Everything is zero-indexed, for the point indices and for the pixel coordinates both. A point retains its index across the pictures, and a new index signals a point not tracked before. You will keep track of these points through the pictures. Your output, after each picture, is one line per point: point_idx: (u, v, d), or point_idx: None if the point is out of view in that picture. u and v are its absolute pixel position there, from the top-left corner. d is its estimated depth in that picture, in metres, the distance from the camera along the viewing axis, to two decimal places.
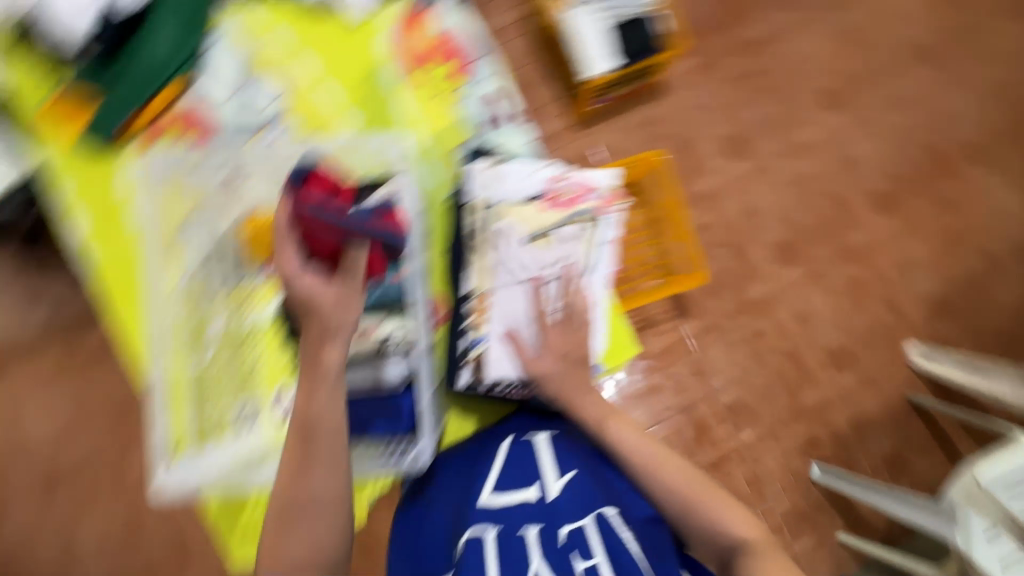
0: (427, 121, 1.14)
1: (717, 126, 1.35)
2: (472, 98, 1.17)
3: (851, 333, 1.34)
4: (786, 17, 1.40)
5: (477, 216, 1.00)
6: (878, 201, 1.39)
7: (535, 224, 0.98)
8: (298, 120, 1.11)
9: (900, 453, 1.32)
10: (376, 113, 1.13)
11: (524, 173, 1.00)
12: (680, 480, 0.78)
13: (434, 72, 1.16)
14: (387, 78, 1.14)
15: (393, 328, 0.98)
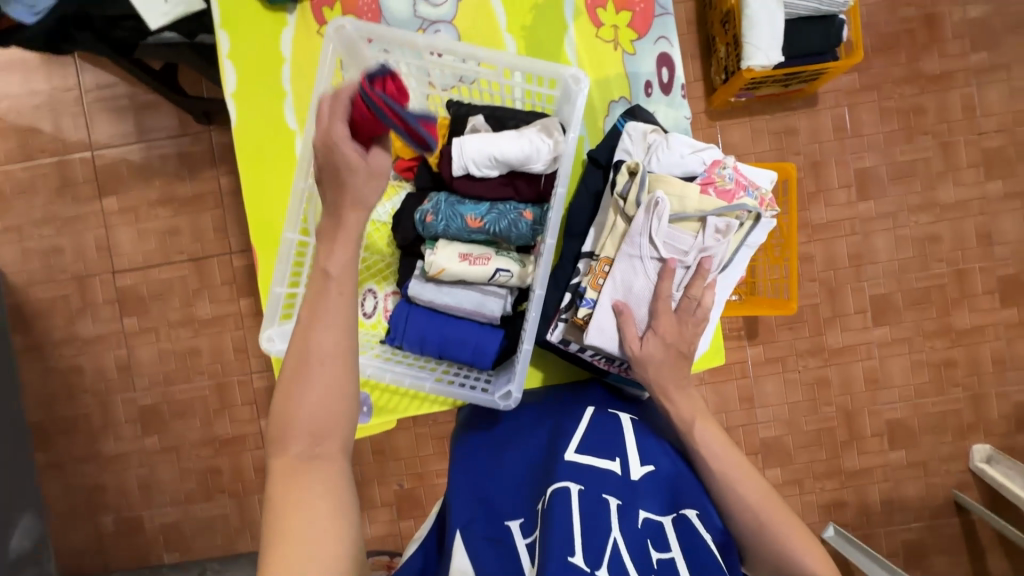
0: (592, 68, 0.98)
1: (855, 156, 1.24)
2: (646, 53, 0.99)
3: (918, 412, 1.26)
4: (976, 58, 1.23)
5: (624, 179, 0.84)
6: (1006, 288, 1.25)
7: (688, 202, 0.80)
8: (463, 30, 0.98)
9: (922, 544, 1.26)
10: (540, 44, 0.98)
11: (684, 149, 0.86)
12: (761, 499, 0.69)
13: (613, 14, 0.99)
14: (565, 9, 0.98)
15: (506, 266, 0.86)
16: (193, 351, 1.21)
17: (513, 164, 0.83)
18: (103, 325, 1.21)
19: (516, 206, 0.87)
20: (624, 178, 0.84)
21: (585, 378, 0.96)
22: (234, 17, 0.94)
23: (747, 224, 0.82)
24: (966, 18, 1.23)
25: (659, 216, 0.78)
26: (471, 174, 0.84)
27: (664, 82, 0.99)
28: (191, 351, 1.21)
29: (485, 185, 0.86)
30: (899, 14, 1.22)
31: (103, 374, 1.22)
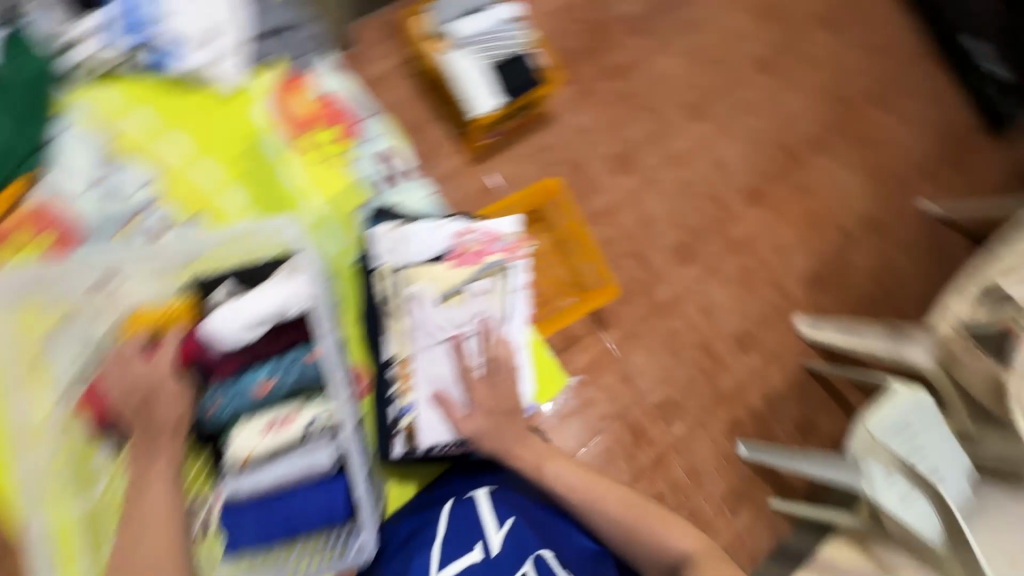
0: (320, 188, 1.10)
1: (602, 146, 1.43)
2: (364, 158, 1.16)
3: (750, 318, 1.46)
4: (646, 36, 1.49)
5: (385, 282, 0.99)
6: (754, 194, 1.52)
7: (445, 282, 0.96)
8: (181, 205, 1.05)
9: (809, 417, 1.45)
10: (263, 188, 1.08)
11: (427, 234, 0.98)
12: (618, 509, 0.88)
13: (319, 137, 1.11)
14: (267, 148, 1.08)
15: (316, 413, 0.90)
16: None
17: (274, 320, 0.89)
18: None
19: (305, 350, 0.91)
20: (388, 283, 0.99)
21: (443, 470, 1.05)
22: None
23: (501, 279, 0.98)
24: (622, 12, 1.48)
25: (423, 305, 0.96)
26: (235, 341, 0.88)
27: (388, 176, 1.17)
28: None
29: (259, 347, 0.89)
30: (575, 27, 1.44)
31: None
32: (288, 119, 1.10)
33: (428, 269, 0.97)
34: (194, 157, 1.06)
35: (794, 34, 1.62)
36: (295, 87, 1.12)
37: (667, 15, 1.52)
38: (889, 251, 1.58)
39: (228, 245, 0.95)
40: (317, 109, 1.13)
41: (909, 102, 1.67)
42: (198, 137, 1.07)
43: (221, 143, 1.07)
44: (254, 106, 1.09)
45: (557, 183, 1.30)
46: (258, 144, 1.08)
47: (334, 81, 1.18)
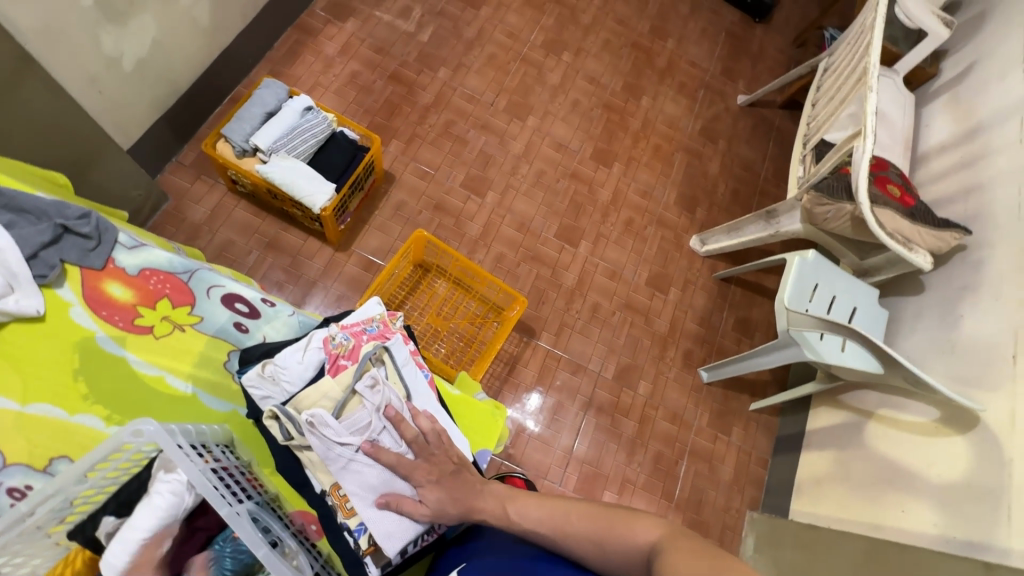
0: (181, 364, 0.79)
1: (451, 179, 1.47)
2: (211, 316, 0.83)
3: (652, 260, 1.54)
4: (443, 69, 1.56)
5: (272, 427, 0.73)
6: (603, 155, 1.62)
7: (333, 392, 0.76)
8: (30, 457, 0.69)
9: (742, 317, 1.55)
10: (84, 417, 0.72)
11: (292, 356, 0.77)
12: (582, 525, 0.64)
13: (150, 318, 0.80)
14: (105, 351, 0.76)
15: None
16: None
17: (178, 518, 0.61)
18: None
19: (224, 535, 0.66)
20: (273, 427, 0.73)
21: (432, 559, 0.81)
22: None
23: (386, 359, 0.81)
24: (412, 59, 1.55)
25: (324, 426, 0.72)
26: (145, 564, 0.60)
27: (248, 313, 0.86)
28: None
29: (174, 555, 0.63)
30: (377, 91, 1.49)
31: None
32: (97, 311, 0.78)
33: (310, 390, 0.75)
34: (20, 400, 0.70)
35: (566, 11, 1.76)
36: (97, 279, 0.79)
37: (452, 43, 1.60)
38: (732, 149, 1.74)
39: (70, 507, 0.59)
40: (135, 288, 0.80)
41: (684, 23, 1.86)
42: (11, 386, 0.70)
43: None
44: (54, 318, 0.75)
45: (424, 232, 1.24)
46: (91, 350, 0.75)
47: (144, 245, 0.84)
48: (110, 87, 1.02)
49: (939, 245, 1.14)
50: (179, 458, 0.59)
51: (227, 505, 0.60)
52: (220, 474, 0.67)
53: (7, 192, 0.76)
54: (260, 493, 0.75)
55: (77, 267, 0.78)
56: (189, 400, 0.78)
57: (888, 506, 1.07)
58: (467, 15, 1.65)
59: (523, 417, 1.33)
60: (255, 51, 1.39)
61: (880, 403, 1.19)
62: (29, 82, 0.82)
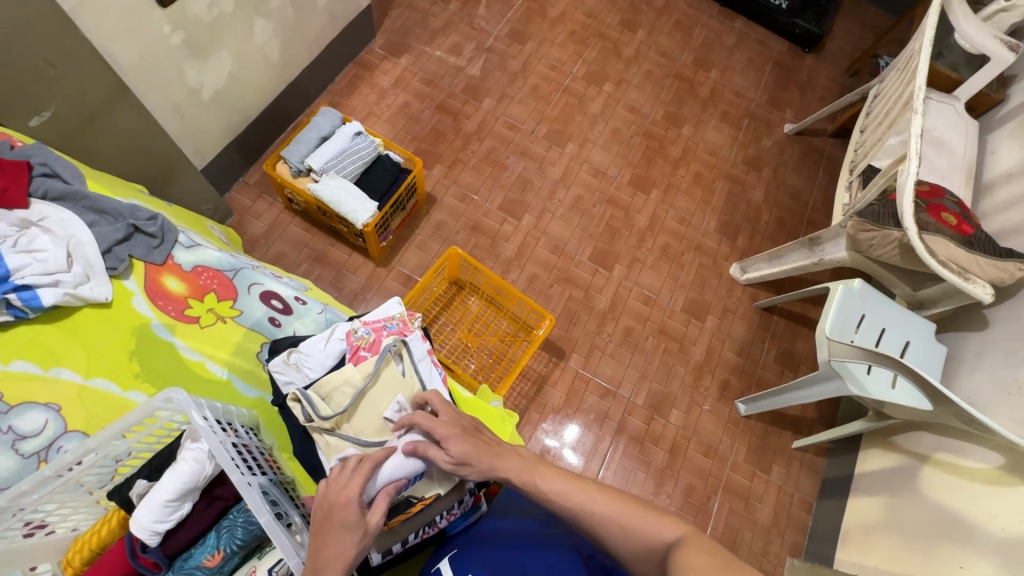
0: (220, 353, 0.88)
1: (491, 201, 1.53)
2: (250, 309, 0.93)
3: (689, 287, 1.52)
4: (487, 101, 1.65)
5: (296, 410, 0.79)
6: (641, 182, 1.63)
7: (354, 379, 0.83)
8: (86, 425, 0.76)
9: (784, 349, 1.48)
10: (137, 392, 0.81)
11: (315, 344, 0.85)
12: (611, 506, 0.63)
13: (199, 309, 0.90)
14: (157, 336, 0.86)
15: (275, 559, 0.69)
16: None
17: (200, 483, 0.67)
18: None
19: (239, 507, 0.71)
20: (296, 409, 0.79)
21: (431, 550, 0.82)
22: None
23: (404, 354, 0.87)
24: (459, 91, 1.65)
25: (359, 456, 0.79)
26: (166, 528, 0.66)
27: (282, 309, 0.96)
28: None
29: (193, 521, 0.69)
30: (425, 120, 1.60)
31: None
32: (158, 302, 0.88)
33: (335, 376, 0.82)
34: (86, 375, 0.79)
35: (609, 46, 1.82)
36: (157, 273, 0.90)
37: (497, 75, 1.69)
38: (778, 177, 1.70)
39: (105, 463, 0.66)
40: (188, 282, 0.91)
41: (729, 54, 1.87)
42: (77, 362, 0.79)
43: (57, 354, 0.78)
44: (121, 305, 0.85)
45: (459, 250, 1.29)
46: (147, 335, 0.85)
47: (196, 246, 0.95)
48: (191, 113, 1.16)
49: (1001, 276, 1.06)
50: (202, 428, 0.64)
51: (240, 473, 0.64)
52: (241, 450, 0.72)
53: (91, 195, 0.87)
54: (277, 473, 0.78)
55: (142, 262, 0.89)
56: (224, 384, 0.87)
57: (944, 560, 0.96)
58: (514, 50, 1.74)
59: (561, 447, 1.32)
60: (318, 84, 1.54)
61: (936, 446, 1.09)
62: (122, 107, 0.96)
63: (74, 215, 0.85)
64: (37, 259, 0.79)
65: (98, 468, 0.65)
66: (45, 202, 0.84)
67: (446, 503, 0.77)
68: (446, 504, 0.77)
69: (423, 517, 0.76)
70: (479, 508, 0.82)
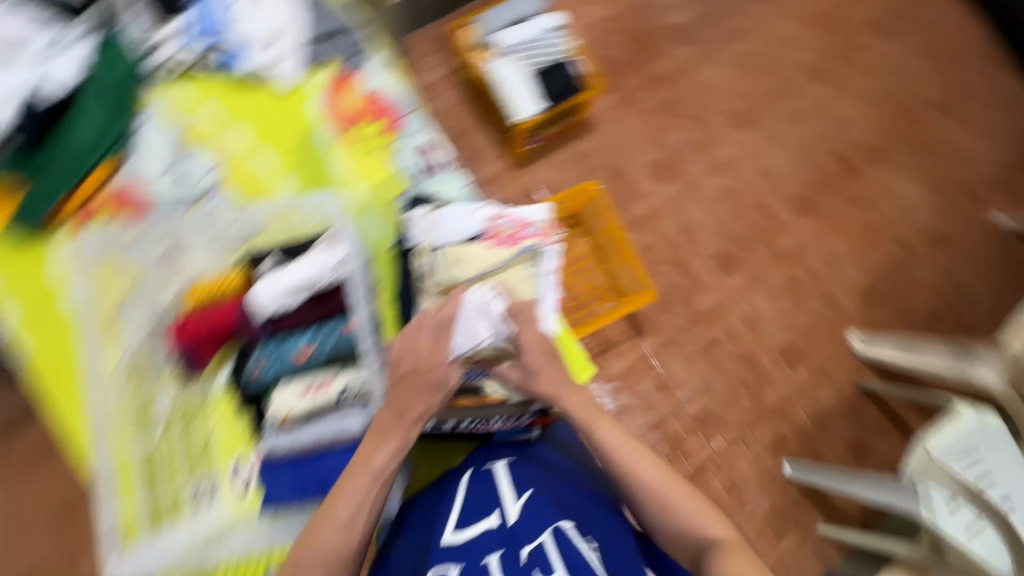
0: (366, 177, 0.97)
1: (644, 154, 1.43)
2: (405, 150, 1.00)
3: (798, 330, 1.40)
4: (690, 51, 1.50)
5: (423, 260, 0.87)
6: (804, 204, 1.47)
7: (478, 260, 0.84)
8: (260, 190, 0.98)
9: (861, 438, 1.36)
10: (312, 174, 0.97)
11: (459, 213, 0.88)
12: (660, 480, 0.70)
13: (365, 131, 1.00)
14: (322, 140, 0.98)
15: (350, 379, 0.85)
16: None
17: (311, 285, 0.86)
18: None
19: (339, 321, 0.86)
20: (422, 261, 0.87)
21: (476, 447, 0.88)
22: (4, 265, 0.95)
23: (534, 263, 0.87)
24: (667, 27, 1.50)
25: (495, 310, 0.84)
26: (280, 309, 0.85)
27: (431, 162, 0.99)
28: None
29: (299, 315, 0.85)
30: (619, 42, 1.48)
31: None
32: (339, 113, 0.99)
33: (463, 251, 0.85)
34: (251, 147, 0.99)
35: (848, 46, 1.58)
36: (342, 88, 1.00)
37: (713, 28, 1.53)
38: (956, 268, 1.48)
39: (275, 224, 0.95)
40: (364, 104, 1.00)
41: (979, 111, 1.58)
42: (268, 139, 0.99)
43: (274, 131, 0.99)
44: (309, 104, 1.00)
45: (594, 186, 1.30)
46: (316, 136, 0.99)
47: (383, 75, 1.03)
48: None
49: None
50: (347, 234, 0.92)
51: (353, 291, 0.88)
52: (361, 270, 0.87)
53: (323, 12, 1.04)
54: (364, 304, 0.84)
55: (335, 76, 1.01)
56: (360, 206, 0.95)
57: None
58: (744, 7, 1.55)
59: None
60: None
61: None
62: None
63: (307, 22, 1.03)
64: (272, 50, 1.00)
65: (269, 227, 0.95)
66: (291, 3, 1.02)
67: (505, 408, 0.82)
68: (507, 412, 0.82)
69: (483, 411, 0.83)
70: (531, 431, 0.86)
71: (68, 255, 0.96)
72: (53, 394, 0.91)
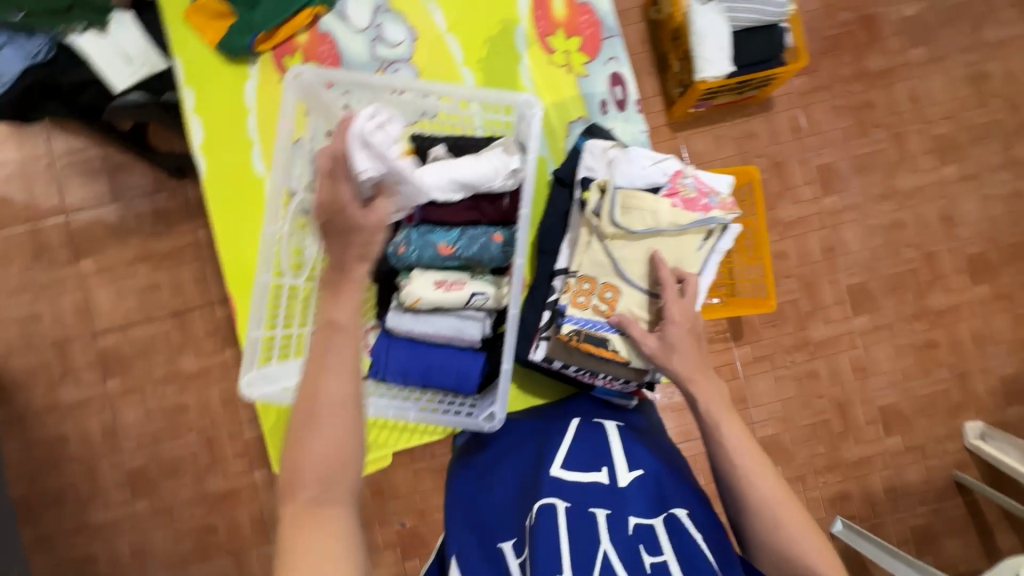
0: (549, 91, 1.09)
1: (816, 154, 1.28)
2: (596, 74, 1.09)
3: (910, 396, 1.26)
4: (917, 53, 1.28)
5: (593, 199, 0.89)
6: (978, 267, 1.27)
7: (656, 213, 0.86)
8: (446, 75, 1.09)
9: (932, 529, 1.25)
10: (501, 75, 1.09)
11: (644, 161, 0.89)
12: (775, 493, 0.69)
13: (561, 43, 1.09)
14: (518, 40, 1.09)
15: (481, 290, 0.91)
16: (181, 407, 1.23)
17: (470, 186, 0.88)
18: (84, 387, 1.23)
19: (485, 229, 0.92)
20: (592, 199, 0.89)
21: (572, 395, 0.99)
22: (202, 77, 1.06)
23: (714, 234, 0.87)
24: (901, 16, 1.28)
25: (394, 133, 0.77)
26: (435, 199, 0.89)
27: (617, 100, 1.09)
28: (180, 402, 1.23)
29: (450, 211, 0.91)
30: (837, 20, 1.28)
31: (88, 437, 1.23)
32: (541, 19, 1.09)
33: (643, 199, 0.87)
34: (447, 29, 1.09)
35: None
36: None
37: (956, 33, 1.28)
38: None
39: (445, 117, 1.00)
40: (569, 15, 1.09)
41: None
42: (462, 26, 1.09)
43: (476, 24, 1.09)
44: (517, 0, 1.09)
45: (756, 173, 1.14)
46: (512, 35, 1.09)
47: None
48: None
49: None
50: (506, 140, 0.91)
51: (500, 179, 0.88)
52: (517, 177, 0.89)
53: None
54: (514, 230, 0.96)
55: None
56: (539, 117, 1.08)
57: None
58: (1005, 18, 1.28)
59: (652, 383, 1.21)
60: None
61: None
62: None
63: None
64: None
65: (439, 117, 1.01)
66: None
67: (616, 372, 0.89)
68: (618, 373, 0.89)
69: (599, 364, 0.89)
70: (630, 400, 0.95)
71: (258, 83, 1.08)
72: (220, 205, 1.06)
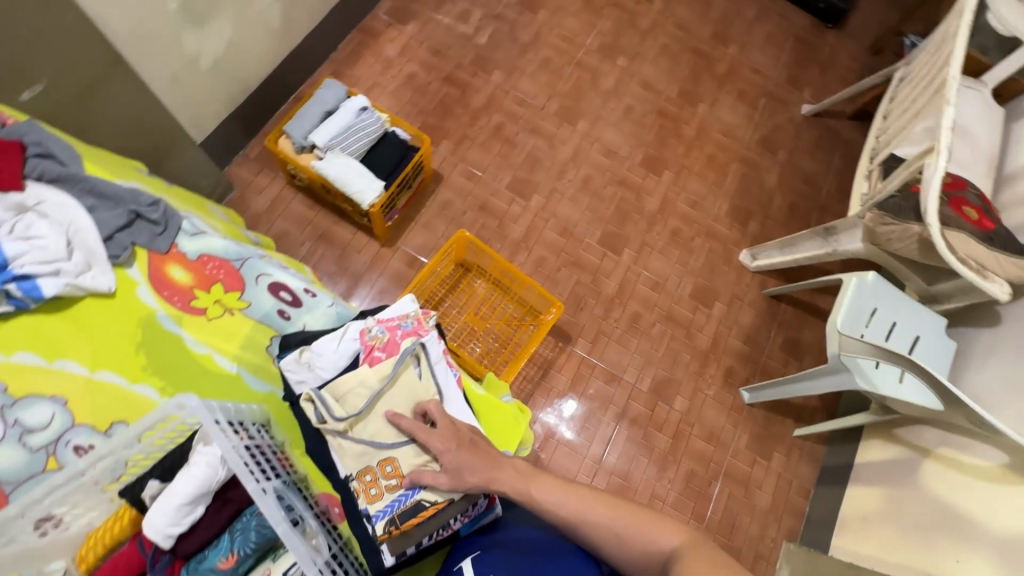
0: (228, 345, 0.88)
1: (498, 180, 1.49)
2: (259, 294, 0.93)
3: (698, 272, 1.50)
4: (497, 74, 1.58)
5: (310, 407, 0.80)
6: (653, 163, 1.59)
7: (368, 381, 0.82)
8: (95, 419, 0.77)
9: (791, 338, 1.48)
10: (172, 372, 0.83)
11: (328, 344, 0.85)
12: (603, 514, 0.67)
13: (206, 299, 0.89)
14: (163, 327, 0.85)
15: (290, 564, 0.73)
16: None
17: (209, 489, 0.72)
18: None
19: (250, 510, 0.75)
20: (309, 409, 0.81)
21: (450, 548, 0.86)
22: None
23: (421, 358, 0.87)
24: (467, 62, 1.58)
25: None
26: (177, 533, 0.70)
27: (292, 299, 0.95)
28: None
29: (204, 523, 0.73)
30: (432, 92, 1.53)
31: None
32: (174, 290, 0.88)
33: (348, 379, 0.82)
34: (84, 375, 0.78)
35: (624, 17, 1.74)
36: (162, 263, 0.88)
37: (507, 47, 1.62)
38: (793, 161, 1.65)
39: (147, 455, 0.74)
40: (193, 272, 0.90)
41: (748, 29, 1.79)
42: (83, 354, 0.79)
43: (108, 346, 0.81)
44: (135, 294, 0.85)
45: (466, 232, 1.29)
46: (152, 327, 0.84)
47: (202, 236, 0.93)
48: (190, 84, 1.13)
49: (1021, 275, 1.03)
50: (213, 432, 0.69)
51: (254, 481, 0.69)
52: (253, 451, 0.75)
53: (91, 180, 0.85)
54: (289, 473, 0.81)
55: (145, 250, 0.88)
56: (234, 378, 0.87)
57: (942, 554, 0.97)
58: (525, 19, 1.66)
59: (559, 423, 1.33)
60: (320, 55, 1.48)
61: (942, 442, 1.09)
62: (119, 78, 0.92)
63: (71, 198, 0.83)
64: (35, 247, 0.78)
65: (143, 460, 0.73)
66: (40, 184, 0.82)
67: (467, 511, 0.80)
68: (460, 508, 0.79)
69: (437, 521, 0.78)
70: (494, 510, 0.86)
71: None
72: None
